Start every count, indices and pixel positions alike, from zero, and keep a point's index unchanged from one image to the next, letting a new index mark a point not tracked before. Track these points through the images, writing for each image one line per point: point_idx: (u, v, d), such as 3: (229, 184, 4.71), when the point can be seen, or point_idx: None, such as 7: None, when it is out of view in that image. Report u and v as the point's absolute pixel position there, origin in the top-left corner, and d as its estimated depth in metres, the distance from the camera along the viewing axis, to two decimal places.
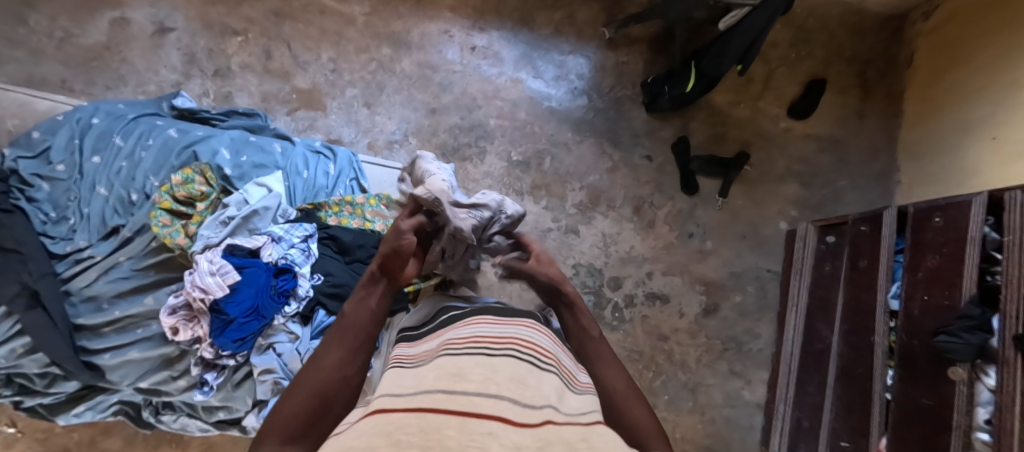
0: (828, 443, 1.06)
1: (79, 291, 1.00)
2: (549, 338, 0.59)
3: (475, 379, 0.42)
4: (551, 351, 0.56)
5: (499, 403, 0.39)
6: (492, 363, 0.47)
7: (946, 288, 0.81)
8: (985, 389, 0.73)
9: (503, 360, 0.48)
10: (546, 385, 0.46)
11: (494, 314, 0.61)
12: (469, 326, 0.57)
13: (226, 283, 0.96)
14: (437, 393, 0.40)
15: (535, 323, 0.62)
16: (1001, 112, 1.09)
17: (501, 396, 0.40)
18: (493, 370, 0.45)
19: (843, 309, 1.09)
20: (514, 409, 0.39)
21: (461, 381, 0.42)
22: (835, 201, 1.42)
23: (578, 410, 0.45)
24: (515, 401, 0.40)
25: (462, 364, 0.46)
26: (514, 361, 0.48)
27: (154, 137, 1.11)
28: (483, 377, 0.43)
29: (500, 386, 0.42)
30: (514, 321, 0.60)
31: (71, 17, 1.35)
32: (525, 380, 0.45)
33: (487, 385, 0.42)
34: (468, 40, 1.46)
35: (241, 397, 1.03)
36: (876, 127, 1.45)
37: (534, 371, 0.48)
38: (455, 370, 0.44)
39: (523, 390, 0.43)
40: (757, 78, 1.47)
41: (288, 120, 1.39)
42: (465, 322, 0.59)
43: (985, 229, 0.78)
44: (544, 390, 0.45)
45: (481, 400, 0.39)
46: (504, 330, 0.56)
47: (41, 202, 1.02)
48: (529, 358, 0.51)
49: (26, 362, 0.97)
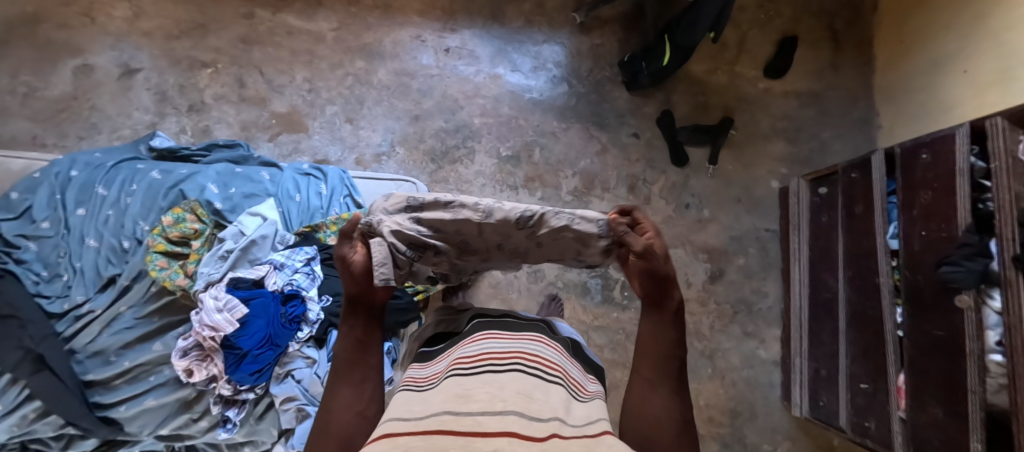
0: (850, 387, 1.09)
1: (84, 348, 0.97)
2: (557, 351, 0.59)
3: (481, 399, 0.43)
4: (562, 365, 0.56)
5: (504, 419, 0.40)
6: (499, 380, 0.47)
7: (942, 221, 0.83)
8: (993, 312, 0.75)
9: (510, 375, 0.48)
10: (553, 398, 0.47)
11: (501, 328, 0.62)
12: (476, 343, 0.56)
13: (235, 318, 0.95)
14: (444, 415, 0.41)
15: (544, 337, 0.61)
16: (971, 45, 1.13)
17: (507, 412, 0.41)
18: (499, 386, 0.46)
19: (846, 256, 1.11)
20: (520, 422, 0.40)
21: (467, 402, 0.42)
22: (822, 154, 1.45)
23: (584, 420, 0.46)
24: (521, 415, 0.41)
25: (468, 384, 0.46)
26: (521, 374, 0.49)
27: (138, 181, 1.08)
28: (489, 395, 0.44)
29: (506, 402, 0.43)
30: (521, 334, 0.60)
31: (34, 71, 1.32)
32: (532, 393, 0.46)
33: (493, 402, 0.42)
34: (442, 42, 1.45)
35: (266, 429, 1.02)
36: (851, 75, 1.47)
37: (542, 383, 0.49)
38: (461, 391, 0.45)
39: (529, 403, 0.43)
40: (730, 44, 1.49)
41: (271, 146, 1.37)
42: (471, 339, 0.59)
43: (972, 159, 0.80)
44: (552, 403, 0.46)
45: (487, 418, 0.40)
46: (512, 343, 0.56)
47: (30, 263, 0.99)
48: (536, 371, 0.51)
49: (39, 426, 0.94)
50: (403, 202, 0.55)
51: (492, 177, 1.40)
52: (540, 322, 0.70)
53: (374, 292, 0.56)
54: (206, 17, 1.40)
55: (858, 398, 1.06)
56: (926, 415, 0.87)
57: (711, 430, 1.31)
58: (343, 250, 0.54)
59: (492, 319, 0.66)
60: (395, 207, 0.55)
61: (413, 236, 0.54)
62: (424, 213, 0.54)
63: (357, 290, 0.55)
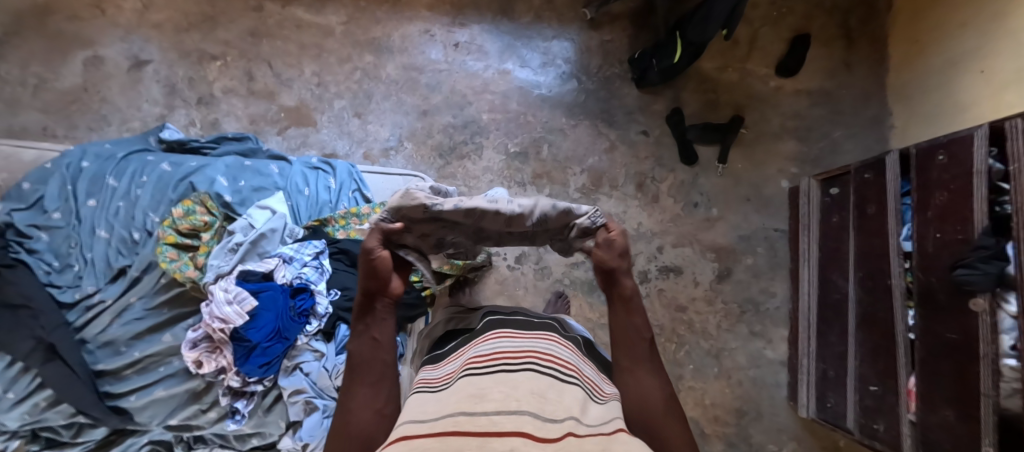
0: (858, 389, 1.08)
1: (94, 338, 0.98)
2: (571, 351, 0.59)
3: (495, 398, 0.43)
4: (576, 364, 0.56)
5: (519, 419, 0.40)
6: (513, 381, 0.47)
7: (958, 223, 0.83)
8: (1008, 316, 0.74)
9: (524, 374, 0.48)
10: (568, 398, 0.47)
11: (514, 327, 0.61)
12: (488, 342, 0.56)
13: (244, 310, 0.95)
14: (458, 415, 0.40)
15: (556, 336, 0.61)
16: (990, 44, 1.11)
17: (521, 412, 0.41)
18: (513, 386, 0.46)
19: (856, 257, 1.10)
20: (535, 422, 0.40)
21: (481, 402, 0.42)
22: (833, 153, 1.43)
23: (600, 420, 0.46)
24: (536, 416, 0.41)
25: (481, 384, 0.46)
26: (535, 374, 0.49)
27: (148, 173, 1.09)
28: (503, 395, 0.44)
29: (520, 402, 0.43)
30: (534, 333, 0.60)
31: (45, 63, 1.33)
32: (546, 394, 0.46)
33: (508, 402, 0.42)
34: (450, 37, 1.45)
35: (274, 421, 1.02)
36: (864, 74, 1.46)
37: (556, 383, 0.49)
38: (475, 391, 0.45)
39: (543, 404, 0.43)
40: (742, 41, 1.47)
41: (279, 139, 1.37)
42: (483, 338, 0.59)
43: (989, 161, 0.78)
44: (566, 403, 0.46)
45: (501, 418, 0.40)
46: (525, 343, 0.56)
47: (42, 253, 1.00)
48: (550, 371, 0.51)
49: (50, 415, 0.95)
50: (422, 203, 0.53)
51: (500, 173, 1.39)
52: (549, 320, 0.69)
53: (388, 286, 0.59)
54: (214, 10, 1.39)
55: (866, 400, 1.05)
56: (936, 418, 0.87)
57: (716, 429, 1.32)
58: (371, 245, 0.56)
59: (503, 317, 0.66)
60: (414, 208, 0.54)
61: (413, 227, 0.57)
62: (444, 216, 0.55)
63: (371, 286, 0.58)
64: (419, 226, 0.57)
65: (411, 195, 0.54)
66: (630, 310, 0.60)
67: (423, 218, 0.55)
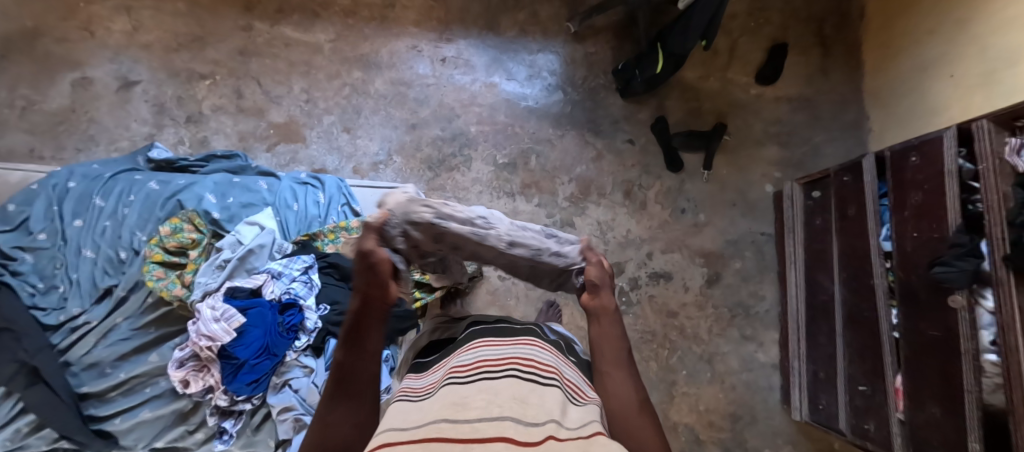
0: (847, 388, 1.09)
1: (79, 360, 0.97)
2: (553, 354, 0.60)
3: (478, 406, 0.43)
4: (559, 368, 0.57)
5: (501, 424, 0.40)
6: (494, 387, 0.47)
7: (933, 222, 0.84)
8: (985, 312, 0.75)
9: (506, 381, 0.49)
10: (549, 401, 0.47)
11: (495, 335, 0.62)
12: (470, 352, 0.57)
13: (232, 327, 0.94)
14: (442, 422, 0.41)
15: (537, 340, 0.62)
16: (956, 50, 1.15)
17: (502, 417, 0.41)
18: (494, 392, 0.46)
19: (840, 258, 1.12)
20: (516, 428, 0.40)
21: (464, 410, 0.43)
22: (814, 157, 1.46)
23: (580, 423, 0.46)
24: (517, 420, 0.41)
25: (464, 394, 0.46)
26: (517, 380, 0.49)
27: (135, 192, 1.08)
28: (485, 402, 0.44)
29: (501, 407, 0.43)
30: (515, 339, 0.60)
31: (32, 84, 1.33)
32: (526, 399, 0.46)
33: (490, 408, 0.43)
34: (437, 52, 1.47)
35: (263, 440, 1.02)
36: (840, 80, 1.50)
37: (537, 388, 0.49)
38: (458, 399, 0.45)
39: (524, 409, 0.44)
40: (722, 51, 1.51)
41: (268, 156, 1.38)
42: (464, 348, 0.59)
43: (959, 161, 0.81)
44: (547, 406, 0.46)
45: (484, 425, 0.40)
46: (506, 349, 0.57)
47: (27, 274, 0.98)
48: (530, 375, 0.51)
49: (33, 440, 0.93)
50: (430, 215, 0.56)
51: (489, 184, 1.41)
52: (531, 326, 0.70)
53: (387, 295, 0.56)
54: (204, 30, 1.41)
55: (857, 400, 1.06)
56: (924, 416, 0.87)
57: (711, 434, 1.32)
58: (369, 246, 0.53)
59: (487, 326, 0.66)
60: (421, 220, 0.55)
61: (419, 240, 0.59)
62: (451, 234, 0.59)
63: (373, 292, 0.55)
64: (419, 236, 0.58)
65: (416, 208, 0.55)
66: (611, 319, 0.64)
67: (427, 231, 0.57)
